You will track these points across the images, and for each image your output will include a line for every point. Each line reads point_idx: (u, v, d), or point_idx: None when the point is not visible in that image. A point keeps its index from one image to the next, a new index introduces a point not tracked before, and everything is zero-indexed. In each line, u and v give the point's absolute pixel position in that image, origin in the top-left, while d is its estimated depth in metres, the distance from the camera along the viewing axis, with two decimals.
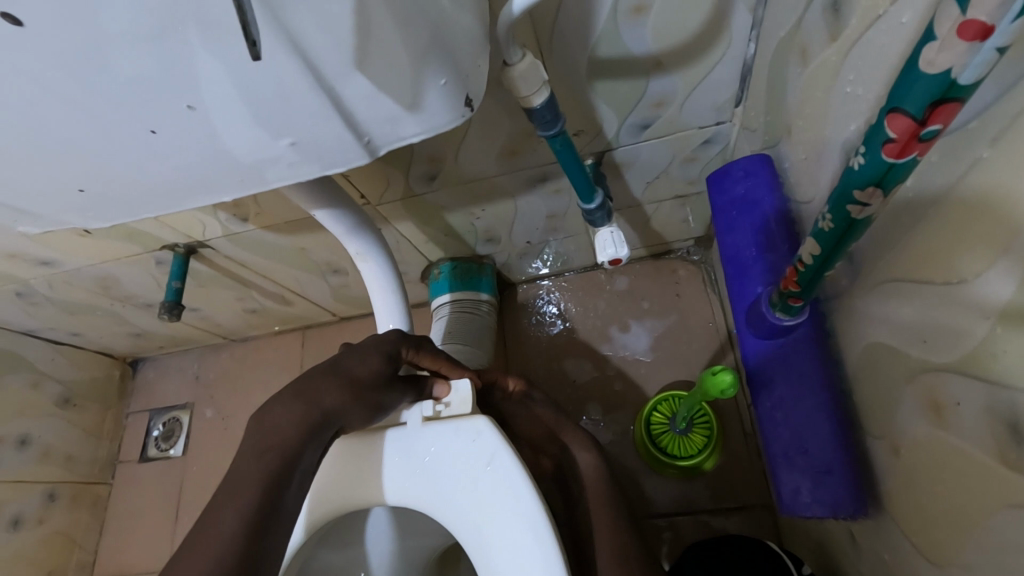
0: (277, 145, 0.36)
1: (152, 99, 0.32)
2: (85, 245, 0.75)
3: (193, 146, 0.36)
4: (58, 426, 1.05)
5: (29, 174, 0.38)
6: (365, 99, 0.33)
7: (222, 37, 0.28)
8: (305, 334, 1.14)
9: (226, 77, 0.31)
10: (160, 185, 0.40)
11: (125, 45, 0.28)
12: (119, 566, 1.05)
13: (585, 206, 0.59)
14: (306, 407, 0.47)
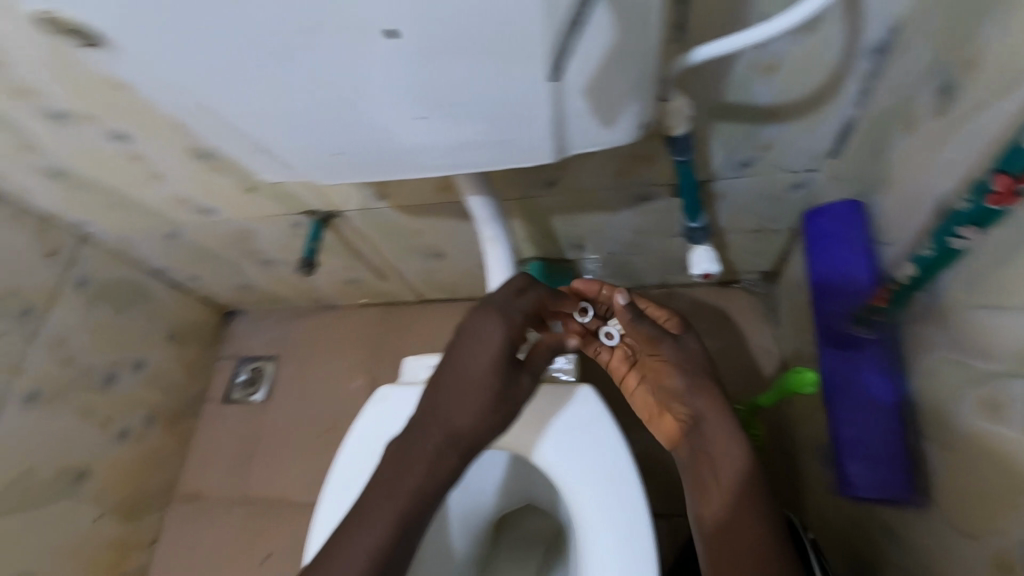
0: (502, 137, 0.46)
1: (441, 97, 0.41)
2: (243, 201, 0.88)
3: (441, 131, 0.46)
4: (164, 357, 1.17)
5: (300, 135, 0.47)
6: (586, 112, 0.43)
7: (527, 64, 0.37)
8: (387, 310, 1.25)
9: (507, 89, 0.40)
10: (391, 155, 0.49)
11: (455, 61, 0.37)
12: (198, 491, 1.17)
13: (690, 224, 0.68)
14: (474, 420, 0.61)
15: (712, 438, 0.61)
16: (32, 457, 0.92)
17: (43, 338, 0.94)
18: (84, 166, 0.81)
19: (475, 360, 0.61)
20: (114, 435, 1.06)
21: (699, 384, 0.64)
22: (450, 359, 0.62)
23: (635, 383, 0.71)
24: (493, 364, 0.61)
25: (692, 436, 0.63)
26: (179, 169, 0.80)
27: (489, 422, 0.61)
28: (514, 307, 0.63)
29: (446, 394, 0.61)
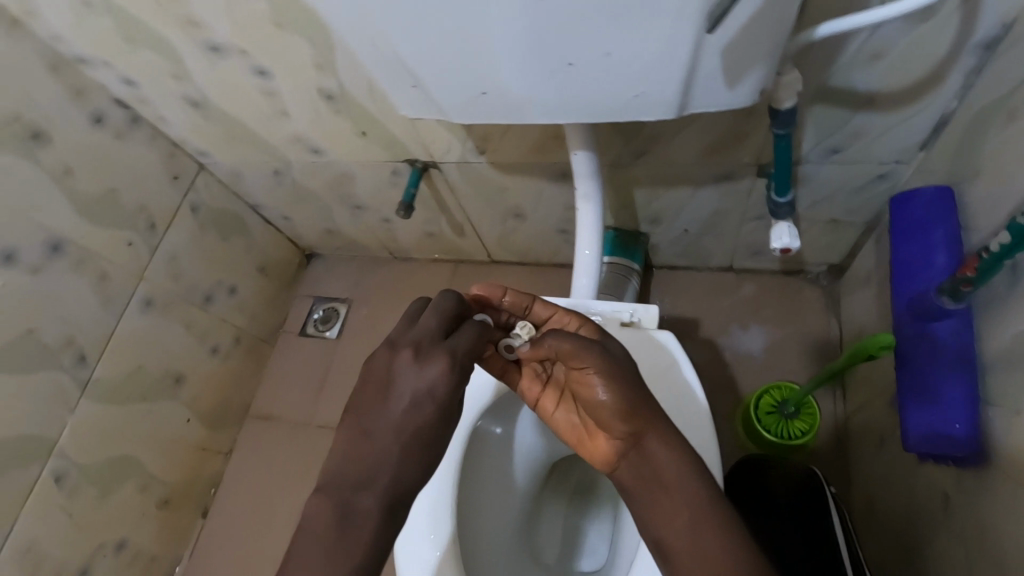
0: (633, 92, 0.52)
1: (593, 46, 0.47)
2: (353, 144, 0.96)
3: (580, 81, 0.51)
4: (253, 287, 1.28)
5: (456, 73, 0.53)
6: (717, 71, 0.49)
7: (680, 17, 0.43)
8: (457, 268, 1.33)
9: (653, 42, 0.46)
10: (527, 102, 0.56)
11: (617, 10, 0.43)
12: (271, 412, 1.27)
13: (777, 198, 0.72)
14: (403, 463, 0.59)
15: (649, 454, 0.62)
16: (144, 357, 1.03)
17: (162, 253, 1.05)
18: (220, 97, 0.89)
19: (415, 403, 0.60)
20: (207, 350, 1.17)
21: (634, 399, 0.63)
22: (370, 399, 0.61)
23: (556, 404, 0.69)
24: (433, 399, 0.60)
25: (630, 456, 0.64)
26: (304, 108, 0.88)
27: (413, 464, 0.60)
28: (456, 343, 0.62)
29: (369, 442, 0.59)
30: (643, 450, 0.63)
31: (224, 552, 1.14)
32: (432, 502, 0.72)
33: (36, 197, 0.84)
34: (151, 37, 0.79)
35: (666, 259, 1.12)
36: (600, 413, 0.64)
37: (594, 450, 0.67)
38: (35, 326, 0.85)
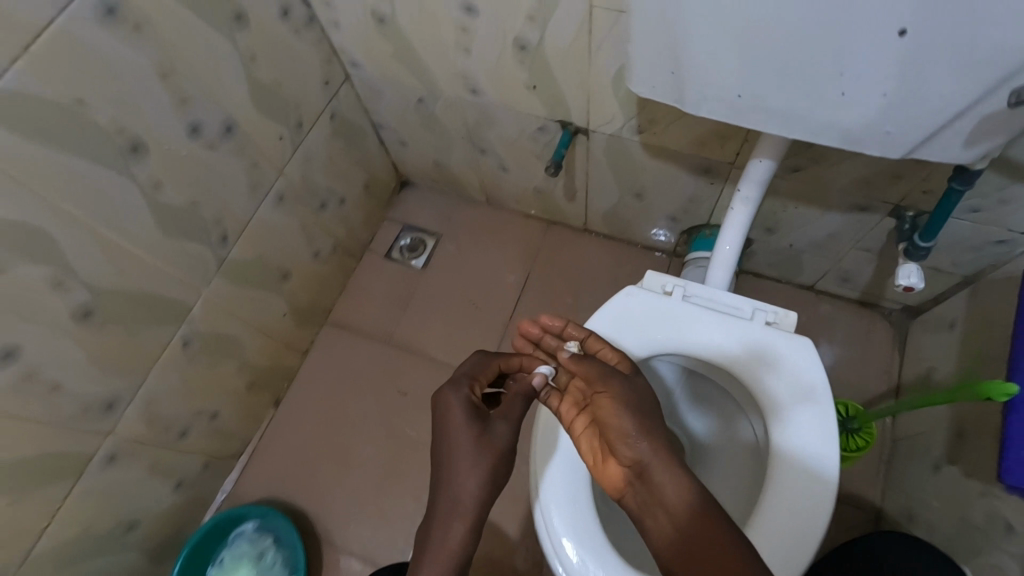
0: (875, 133, 0.59)
1: (874, 87, 0.54)
2: (515, 95, 0.99)
3: (836, 111, 0.58)
4: (355, 201, 1.31)
5: (724, 75, 0.59)
6: (960, 133, 0.56)
7: (973, 83, 0.50)
8: (548, 227, 1.39)
9: (932, 96, 0.53)
10: (767, 117, 0.62)
11: (923, 64, 0.50)
12: (349, 322, 1.34)
13: (921, 241, 0.82)
14: (490, 483, 0.62)
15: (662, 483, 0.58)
16: (265, 247, 1.07)
17: (300, 152, 1.08)
18: (409, 21, 0.92)
19: (449, 434, 0.63)
20: (310, 253, 1.21)
21: (647, 427, 0.61)
22: (440, 436, 0.64)
23: (582, 427, 0.67)
24: (465, 425, 0.63)
25: (637, 485, 0.60)
26: (491, 51, 0.91)
27: (499, 479, 0.63)
28: (468, 377, 0.68)
29: (453, 467, 0.62)
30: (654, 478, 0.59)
31: (291, 441, 1.22)
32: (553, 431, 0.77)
33: (224, 79, 0.86)
34: None
35: (757, 265, 1.20)
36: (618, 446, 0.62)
37: (608, 478, 0.63)
38: (198, 200, 0.89)
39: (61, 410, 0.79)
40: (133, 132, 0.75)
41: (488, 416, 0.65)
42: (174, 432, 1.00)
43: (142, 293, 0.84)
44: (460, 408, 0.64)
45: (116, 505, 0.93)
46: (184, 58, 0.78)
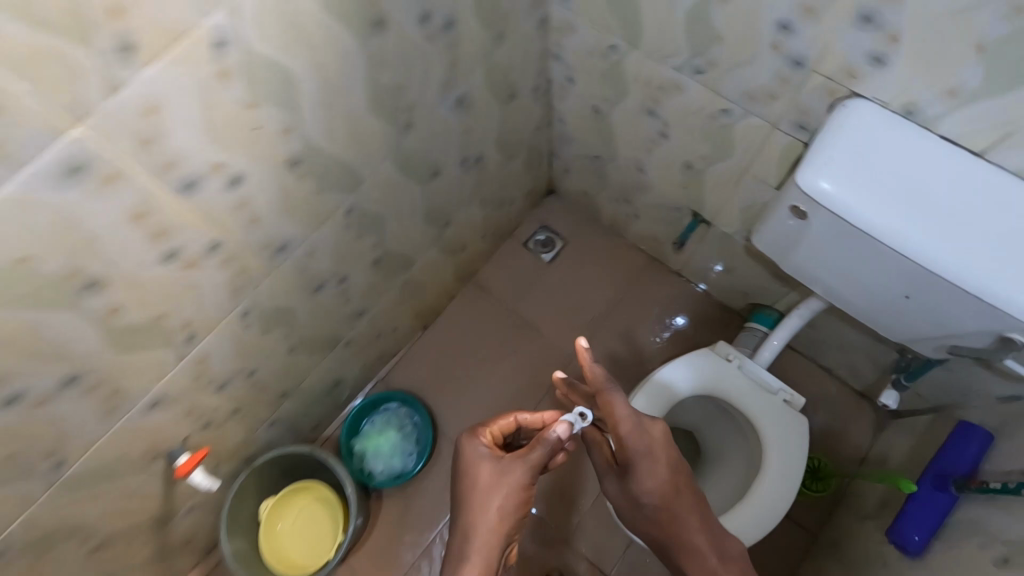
0: (885, 324, 1.01)
1: (891, 308, 0.96)
2: (668, 184, 1.39)
3: (867, 308, 1.00)
4: (518, 203, 1.74)
5: (810, 268, 1.01)
6: (931, 344, 0.98)
7: (940, 330, 0.92)
8: (651, 261, 1.81)
9: (919, 325, 0.94)
10: (829, 293, 1.05)
11: (916, 311, 0.92)
12: (486, 285, 1.81)
13: (903, 379, 1.26)
14: (502, 508, 0.93)
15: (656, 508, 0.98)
16: (462, 230, 1.53)
17: (504, 172, 1.50)
18: (618, 121, 1.30)
19: (476, 477, 0.96)
20: (481, 235, 1.66)
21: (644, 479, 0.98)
22: (468, 481, 0.96)
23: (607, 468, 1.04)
24: (487, 474, 0.96)
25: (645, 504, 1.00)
26: (665, 158, 1.31)
27: (512, 502, 0.93)
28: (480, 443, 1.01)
29: (476, 503, 0.94)
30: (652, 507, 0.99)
31: (429, 357, 1.73)
32: None
33: (489, 131, 1.28)
34: (619, 85, 1.20)
35: (796, 344, 1.60)
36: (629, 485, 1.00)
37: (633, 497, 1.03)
38: (445, 202, 1.33)
39: (343, 314, 1.28)
40: (438, 164, 1.19)
41: (500, 464, 0.96)
42: (375, 335, 1.51)
43: (400, 253, 1.31)
44: (477, 454, 0.98)
45: (336, 371, 1.45)
46: (476, 122, 1.21)
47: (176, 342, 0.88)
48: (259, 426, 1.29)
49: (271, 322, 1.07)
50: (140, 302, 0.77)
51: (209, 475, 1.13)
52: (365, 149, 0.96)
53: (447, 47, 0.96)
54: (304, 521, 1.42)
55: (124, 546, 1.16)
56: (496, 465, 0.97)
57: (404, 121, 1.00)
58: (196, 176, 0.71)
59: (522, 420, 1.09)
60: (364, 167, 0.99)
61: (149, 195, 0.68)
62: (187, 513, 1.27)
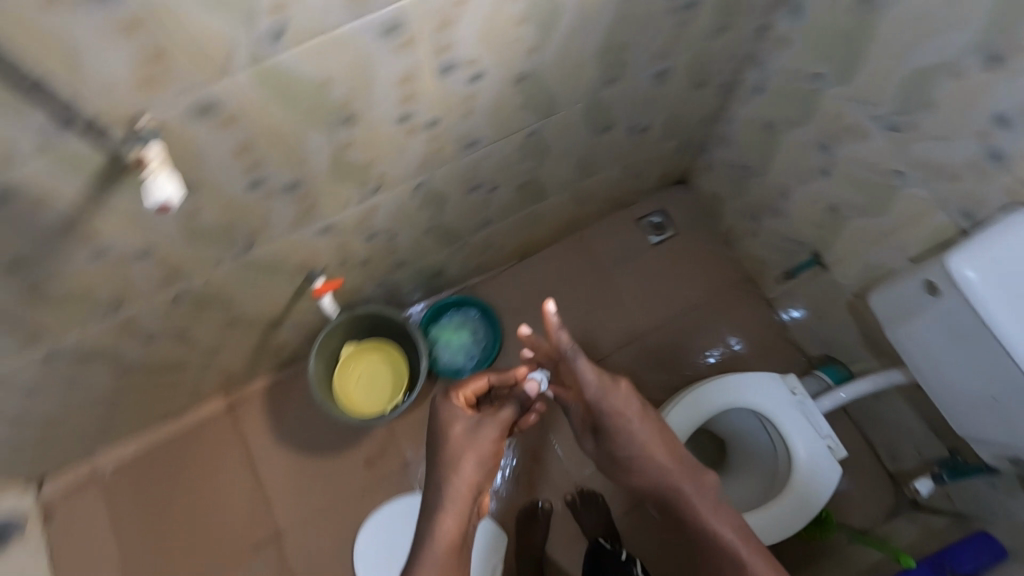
0: (957, 421, 1.08)
1: (973, 406, 1.02)
2: (805, 217, 1.44)
3: (947, 399, 1.07)
4: (651, 181, 1.81)
5: (910, 346, 1.08)
6: (992, 452, 1.05)
7: (1011, 441, 0.99)
8: (747, 280, 1.87)
9: (993, 430, 1.01)
10: (915, 373, 1.11)
11: (998, 416, 0.99)
12: (591, 243, 1.90)
13: (945, 474, 1.33)
14: (473, 464, 0.96)
15: (644, 459, 1.02)
16: (597, 186, 1.62)
17: (656, 148, 1.57)
18: (788, 142, 1.35)
19: (449, 433, 0.98)
20: (607, 196, 1.75)
21: (619, 433, 1.02)
22: (441, 440, 0.98)
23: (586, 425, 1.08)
24: (462, 431, 0.98)
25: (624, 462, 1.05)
26: (817, 192, 1.35)
27: (485, 459, 0.96)
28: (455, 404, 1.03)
29: (447, 459, 0.95)
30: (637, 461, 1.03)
31: (516, 284, 1.86)
32: (688, 407, 1.36)
33: (666, 107, 1.36)
34: (806, 111, 1.24)
35: (852, 408, 1.65)
36: (613, 440, 1.03)
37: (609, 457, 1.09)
38: (599, 155, 1.43)
39: (476, 217, 1.41)
40: (614, 120, 1.28)
41: (476, 422, 1.00)
42: (486, 246, 1.65)
43: (543, 184, 1.43)
44: (448, 412, 1.02)
45: (444, 263, 1.60)
46: (662, 96, 1.29)
47: (367, 188, 1.04)
48: (371, 282, 1.47)
49: (429, 201, 1.21)
50: (365, 144, 0.92)
51: (331, 303, 1.33)
52: (572, 87, 1.07)
53: (679, 22, 1.04)
54: (367, 372, 1.62)
55: (240, 330, 1.38)
56: (470, 425, 0.99)
57: (613, 73, 1.09)
58: (455, 63, 0.84)
59: (494, 381, 1.12)
60: (563, 101, 1.09)
61: (420, 64, 0.81)
62: (289, 326, 1.48)
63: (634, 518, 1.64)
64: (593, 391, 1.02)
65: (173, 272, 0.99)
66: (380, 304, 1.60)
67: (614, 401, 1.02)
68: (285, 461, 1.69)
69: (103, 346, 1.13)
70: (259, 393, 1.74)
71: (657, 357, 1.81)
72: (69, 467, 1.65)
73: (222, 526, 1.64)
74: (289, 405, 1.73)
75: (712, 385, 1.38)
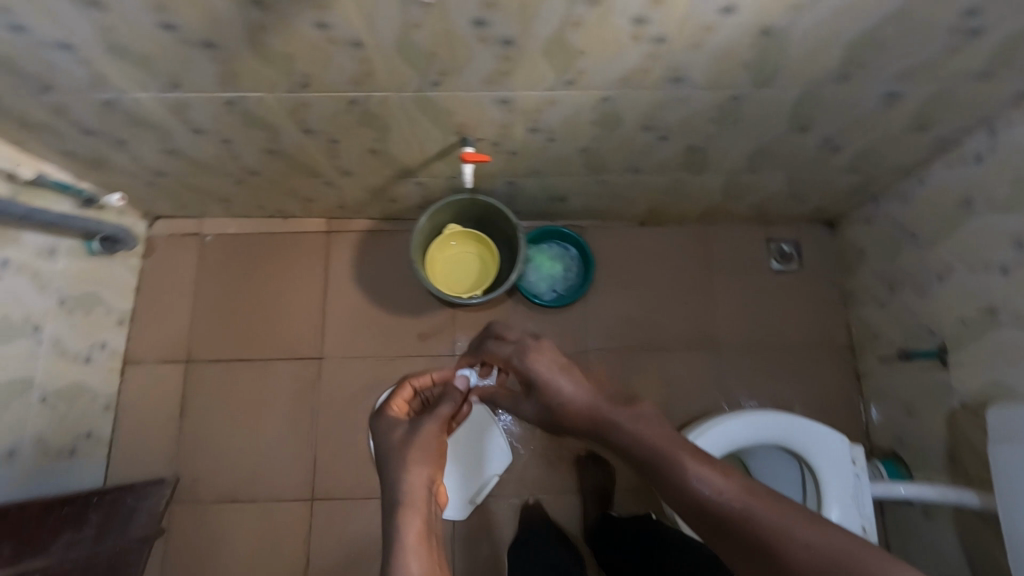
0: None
1: None
2: (956, 309, 1.34)
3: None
4: (805, 209, 1.72)
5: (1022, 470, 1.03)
6: None
7: None
8: (849, 348, 1.76)
9: None
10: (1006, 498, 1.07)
11: None
12: (713, 241, 1.83)
13: None
14: (420, 462, 1.01)
15: (581, 406, 1.03)
16: (753, 187, 1.56)
17: (832, 175, 1.48)
18: (980, 226, 1.24)
19: (394, 434, 1.09)
20: (754, 203, 1.68)
21: (552, 378, 1.08)
22: (387, 447, 1.07)
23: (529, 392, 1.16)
24: (402, 433, 1.08)
25: (575, 411, 1.05)
26: (985, 288, 1.25)
27: (430, 455, 1.04)
28: (393, 415, 1.16)
29: (395, 460, 1.02)
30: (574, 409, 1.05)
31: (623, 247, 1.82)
32: (746, 425, 1.34)
33: (871, 135, 1.27)
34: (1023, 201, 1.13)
35: (893, 513, 1.57)
36: (554, 392, 1.07)
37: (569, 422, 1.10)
38: (777, 155, 1.36)
39: (630, 161, 1.39)
40: (817, 124, 1.21)
41: (414, 423, 1.11)
42: (618, 196, 1.63)
43: (709, 159, 1.38)
44: (392, 423, 1.13)
45: (574, 192, 1.60)
46: (876, 120, 1.20)
47: (563, 78, 1.03)
48: (505, 177, 1.48)
49: (603, 122, 1.20)
50: (592, 31, 0.91)
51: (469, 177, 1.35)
52: (804, 67, 1.01)
53: (951, 46, 0.96)
54: (458, 256, 1.67)
55: (376, 165, 1.44)
56: (404, 427, 1.11)
57: (853, 71, 1.02)
58: None
59: (416, 385, 1.30)
60: (786, 77, 1.04)
61: None
62: (415, 183, 1.54)
63: (632, 502, 1.67)
64: (522, 355, 1.15)
65: (362, 78, 1.04)
66: (505, 204, 1.61)
67: (536, 361, 1.11)
68: (352, 300, 1.79)
69: (270, 120, 1.21)
70: (357, 232, 1.83)
71: (723, 376, 1.75)
72: (183, 218, 1.83)
73: (279, 327, 1.77)
74: (377, 256, 1.81)
75: (775, 417, 1.36)
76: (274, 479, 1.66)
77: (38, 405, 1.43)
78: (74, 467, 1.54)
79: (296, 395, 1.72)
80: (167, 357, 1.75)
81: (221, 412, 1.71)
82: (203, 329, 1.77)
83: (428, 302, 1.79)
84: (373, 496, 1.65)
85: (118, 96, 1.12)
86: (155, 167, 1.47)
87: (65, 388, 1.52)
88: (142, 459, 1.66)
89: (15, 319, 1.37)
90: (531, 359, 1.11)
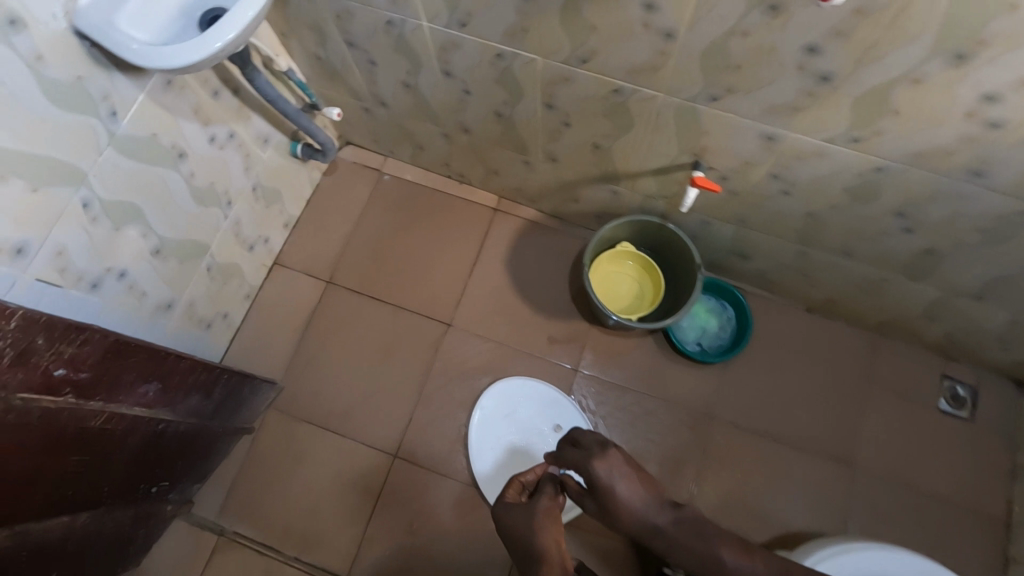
0: None
1: None
2: None
3: None
4: (1002, 357, 1.55)
5: None
6: None
7: None
8: (1005, 526, 1.54)
9: None
10: None
11: None
12: (881, 354, 1.68)
13: None
14: (540, 536, 1.10)
15: (641, 509, 1.02)
16: (965, 314, 1.41)
17: None
18: None
19: (508, 516, 1.18)
20: (950, 331, 1.52)
21: (611, 477, 1.05)
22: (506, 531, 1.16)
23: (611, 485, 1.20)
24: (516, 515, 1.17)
25: (624, 511, 1.04)
26: None
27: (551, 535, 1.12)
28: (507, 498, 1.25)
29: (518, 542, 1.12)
30: (636, 522, 1.03)
31: (781, 326, 1.70)
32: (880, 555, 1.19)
33: None
34: None
35: None
36: (606, 491, 1.05)
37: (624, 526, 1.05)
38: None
39: (851, 240, 1.30)
40: None
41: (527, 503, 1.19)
42: (807, 274, 1.53)
43: (943, 268, 1.26)
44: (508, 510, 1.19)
45: (763, 253, 1.51)
46: None
47: (852, 134, 0.97)
48: (706, 214, 1.43)
49: (856, 192, 1.12)
50: (928, 92, 0.84)
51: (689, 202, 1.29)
52: None
53: None
54: (618, 275, 1.62)
55: (586, 162, 1.43)
56: (510, 506, 1.20)
57: None
58: None
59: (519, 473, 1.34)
60: None
61: None
62: (611, 191, 1.51)
63: None
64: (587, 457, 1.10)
65: (646, 70, 1.02)
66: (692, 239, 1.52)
67: (598, 464, 1.07)
68: (496, 280, 1.77)
69: (523, 85, 1.22)
70: (522, 219, 1.83)
71: (849, 500, 1.57)
72: (371, 151, 1.90)
73: (423, 280, 1.78)
74: (534, 247, 1.80)
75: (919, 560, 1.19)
76: (367, 422, 1.65)
77: (204, 272, 1.50)
78: (206, 341, 1.60)
79: (415, 350, 1.71)
80: (312, 271, 1.80)
81: (342, 340, 1.73)
82: (353, 256, 1.81)
83: (567, 308, 1.74)
84: (454, 476, 1.60)
85: (404, 19, 1.17)
86: (382, 97, 1.53)
87: (227, 266, 1.59)
88: (259, 356, 1.70)
89: (219, 189, 1.45)
90: (594, 464, 1.06)
